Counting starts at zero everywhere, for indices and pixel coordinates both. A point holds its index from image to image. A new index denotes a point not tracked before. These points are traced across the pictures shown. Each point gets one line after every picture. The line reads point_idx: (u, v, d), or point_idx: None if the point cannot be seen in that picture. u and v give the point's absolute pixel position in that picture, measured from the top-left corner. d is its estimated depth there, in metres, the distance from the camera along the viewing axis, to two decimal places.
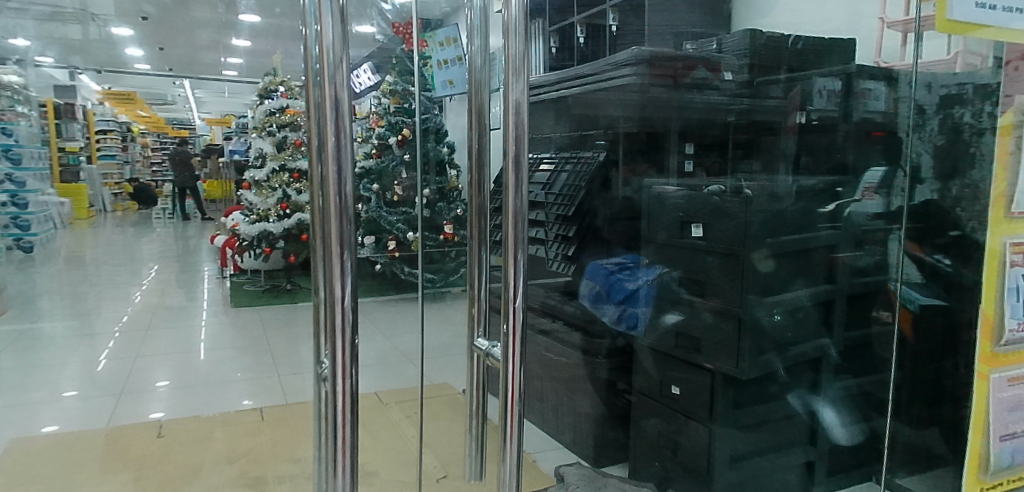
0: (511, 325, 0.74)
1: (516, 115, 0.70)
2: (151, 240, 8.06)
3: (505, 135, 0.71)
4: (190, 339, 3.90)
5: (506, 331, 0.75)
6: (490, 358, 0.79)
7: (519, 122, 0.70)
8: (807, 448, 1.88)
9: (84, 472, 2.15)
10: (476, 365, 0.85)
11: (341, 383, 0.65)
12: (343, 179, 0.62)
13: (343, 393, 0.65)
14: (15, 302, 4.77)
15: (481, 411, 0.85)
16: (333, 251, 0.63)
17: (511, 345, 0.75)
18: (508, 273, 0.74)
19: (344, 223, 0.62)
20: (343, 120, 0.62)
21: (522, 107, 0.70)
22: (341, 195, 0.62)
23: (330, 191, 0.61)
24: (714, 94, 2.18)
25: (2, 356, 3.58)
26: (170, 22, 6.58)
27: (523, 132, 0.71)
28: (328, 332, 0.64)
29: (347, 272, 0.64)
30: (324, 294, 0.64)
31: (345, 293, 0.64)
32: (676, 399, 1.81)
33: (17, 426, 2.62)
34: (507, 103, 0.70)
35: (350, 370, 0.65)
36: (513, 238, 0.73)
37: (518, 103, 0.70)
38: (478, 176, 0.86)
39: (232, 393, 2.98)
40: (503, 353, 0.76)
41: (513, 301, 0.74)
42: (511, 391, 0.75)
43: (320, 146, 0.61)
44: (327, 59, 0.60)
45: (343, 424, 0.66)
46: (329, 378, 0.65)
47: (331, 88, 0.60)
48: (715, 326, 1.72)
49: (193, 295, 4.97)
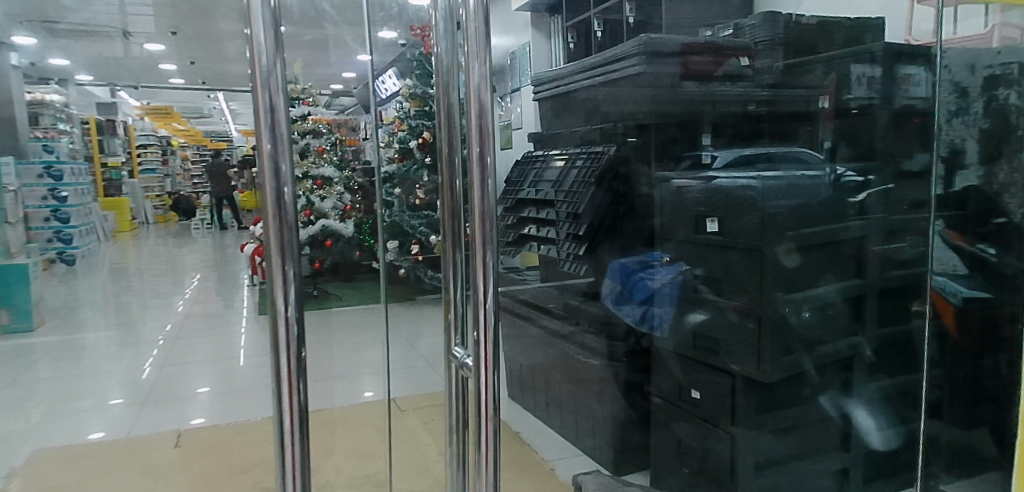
0: (481, 334, 0.69)
1: (482, 111, 0.65)
2: (191, 250, 8.24)
3: (470, 133, 0.66)
4: (227, 347, 3.94)
5: (477, 337, 0.70)
6: (464, 368, 0.75)
7: (484, 117, 0.65)
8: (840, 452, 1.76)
9: (111, 478, 2.19)
10: (453, 376, 0.81)
11: (289, 395, 0.64)
12: (283, 189, 0.61)
13: (291, 403, 0.64)
14: (58, 313, 4.89)
15: (462, 427, 0.80)
16: (275, 259, 0.61)
17: (481, 355, 0.69)
18: (476, 273, 0.69)
19: (285, 230, 0.61)
20: (281, 127, 0.60)
21: (486, 99, 0.65)
22: (279, 202, 0.60)
23: (267, 198, 0.60)
24: (738, 81, 2.11)
25: (46, 365, 3.66)
26: (202, 37, 6.70)
27: (488, 131, 0.66)
28: (273, 344, 0.64)
29: (292, 279, 0.63)
30: (271, 305, 0.63)
31: (289, 304, 0.63)
32: (696, 404, 1.73)
33: (54, 436, 2.65)
34: (468, 100, 0.65)
35: (299, 377, 0.64)
36: (480, 238, 0.67)
37: (484, 98, 0.65)
38: (451, 180, 0.82)
39: (262, 399, 2.97)
40: (474, 362, 0.71)
41: (484, 308, 0.69)
42: (482, 405, 0.69)
43: (256, 150, 0.60)
44: (259, 66, 0.59)
45: (291, 435, 0.65)
46: (275, 388, 0.64)
47: (265, 91, 0.59)
48: (733, 326, 1.63)
49: (230, 303, 5.03)
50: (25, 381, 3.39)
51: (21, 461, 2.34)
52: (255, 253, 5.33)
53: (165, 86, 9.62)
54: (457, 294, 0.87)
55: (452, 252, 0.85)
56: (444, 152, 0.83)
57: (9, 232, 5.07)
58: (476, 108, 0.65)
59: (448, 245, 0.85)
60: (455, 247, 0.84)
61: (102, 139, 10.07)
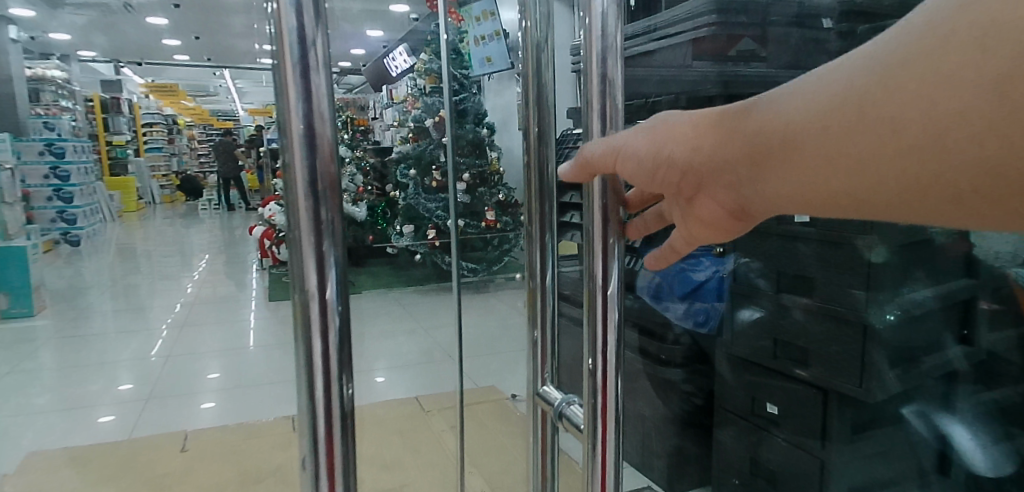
0: (599, 364, 0.55)
1: (607, 85, 0.54)
2: (200, 230, 8.07)
3: (590, 118, 0.56)
4: (238, 333, 3.78)
5: (592, 368, 0.55)
6: (563, 420, 0.67)
7: (608, 99, 0.55)
8: (933, 479, 1.44)
9: (107, 486, 2.03)
10: (539, 413, 0.74)
11: (326, 419, 0.44)
12: (322, 196, 0.42)
13: (331, 463, 0.44)
14: (62, 295, 4.73)
15: (547, 466, 0.75)
16: (311, 273, 0.42)
17: (598, 385, 0.55)
18: (593, 266, 0.55)
19: (324, 240, 0.42)
20: (322, 107, 0.41)
21: (613, 73, 0.54)
22: (317, 211, 0.42)
23: (301, 208, 0.41)
24: (754, 62, 1.58)
25: (54, 349, 3.54)
26: (205, 10, 6.47)
27: (614, 107, 0.55)
28: (308, 409, 0.44)
29: (331, 268, 0.43)
30: (305, 356, 0.44)
31: (330, 355, 0.43)
32: (775, 421, 1.51)
33: (63, 423, 2.54)
34: (586, 71, 0.55)
35: (341, 401, 0.45)
36: (598, 230, 0.54)
37: (609, 72, 0.54)
38: (543, 165, 0.70)
39: (274, 394, 2.79)
40: (586, 391, 0.56)
41: (602, 300, 0.54)
42: (599, 429, 0.56)
43: (281, 112, 0.41)
44: (288, 31, 0.40)
45: (333, 473, 0.45)
46: (308, 427, 0.44)
47: (299, 63, 0.40)
48: (828, 334, 1.35)
49: (241, 287, 4.85)
50: (28, 367, 3.25)
51: (14, 466, 2.19)
52: (264, 234, 5.14)
53: (169, 62, 9.40)
54: (543, 283, 0.73)
55: (539, 239, 0.72)
56: (531, 141, 0.71)
57: (9, 212, 4.91)
58: (599, 82, 0.54)
59: (534, 233, 0.72)
60: (545, 245, 0.72)
61: (107, 117, 9.93)
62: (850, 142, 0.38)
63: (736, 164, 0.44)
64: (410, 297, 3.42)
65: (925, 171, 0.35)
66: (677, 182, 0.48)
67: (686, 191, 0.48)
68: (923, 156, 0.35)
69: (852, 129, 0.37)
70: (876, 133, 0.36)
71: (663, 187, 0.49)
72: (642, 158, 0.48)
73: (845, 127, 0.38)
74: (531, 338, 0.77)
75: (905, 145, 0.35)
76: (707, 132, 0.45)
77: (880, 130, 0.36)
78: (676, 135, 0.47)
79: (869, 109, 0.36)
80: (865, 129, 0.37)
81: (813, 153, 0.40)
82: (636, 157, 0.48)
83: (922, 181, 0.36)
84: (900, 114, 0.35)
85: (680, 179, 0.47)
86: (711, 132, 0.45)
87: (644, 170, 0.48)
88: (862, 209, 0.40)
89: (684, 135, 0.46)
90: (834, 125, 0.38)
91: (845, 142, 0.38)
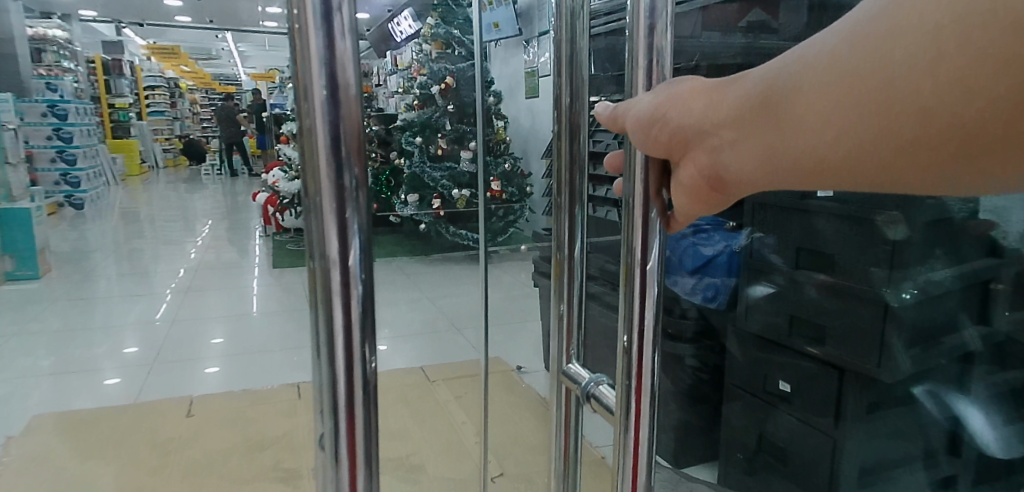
0: (633, 342, 0.51)
1: (655, 54, 0.47)
2: (204, 195, 8.05)
3: (634, 80, 0.49)
4: (242, 299, 3.79)
5: (627, 345, 0.52)
6: (592, 400, 0.66)
7: (655, 73, 0.47)
8: (943, 459, 1.41)
9: (112, 449, 2.05)
10: (565, 390, 0.73)
11: (347, 389, 0.42)
12: (343, 163, 0.39)
13: (353, 438, 0.43)
14: (67, 258, 4.73)
15: (570, 447, 0.74)
16: (330, 244, 0.40)
17: (632, 365, 0.51)
18: (632, 236, 0.49)
19: (347, 207, 0.40)
20: (347, 69, 0.38)
21: (664, 27, 0.46)
22: (338, 179, 0.39)
23: (322, 177, 0.39)
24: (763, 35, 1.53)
25: (59, 311, 3.56)
26: None
27: (661, 68, 0.47)
28: (327, 383, 0.42)
29: (354, 237, 0.41)
30: (326, 330, 0.41)
31: (352, 329, 0.41)
32: (788, 398, 1.50)
33: (69, 384, 2.56)
34: (633, 29, 0.47)
35: (363, 375, 0.43)
36: (642, 199, 0.49)
37: (658, 39, 0.47)
38: (575, 136, 0.67)
39: (278, 360, 2.81)
40: (620, 371, 0.53)
41: (641, 273, 0.50)
42: (630, 412, 0.52)
43: (304, 73, 0.38)
44: None
45: (354, 447, 0.43)
46: (329, 403, 0.42)
47: (322, 27, 0.37)
48: (845, 313, 1.34)
49: (244, 255, 4.84)
50: (35, 329, 3.27)
51: (20, 428, 2.20)
52: (269, 201, 5.14)
53: (170, 23, 9.29)
54: (571, 254, 0.71)
55: (569, 211, 0.70)
56: (562, 110, 0.68)
57: (12, 174, 4.89)
58: (646, 52, 0.47)
59: (564, 204, 0.70)
60: (574, 217, 0.70)
61: (110, 79, 9.84)
62: (859, 105, 0.37)
63: (731, 128, 0.42)
64: (414, 267, 3.40)
65: (933, 132, 0.36)
66: (668, 146, 0.44)
67: (671, 156, 0.45)
68: (935, 122, 0.36)
69: (861, 92, 0.37)
70: (884, 93, 0.36)
71: (654, 151, 0.45)
72: (641, 118, 0.45)
73: (853, 88, 0.37)
74: (557, 313, 0.74)
75: (914, 109, 0.36)
76: (703, 93, 0.43)
77: (892, 90, 0.36)
78: (671, 95, 0.44)
79: (877, 66, 0.36)
80: (872, 90, 0.37)
81: (820, 115, 0.39)
82: (635, 115, 0.45)
83: (924, 143, 0.37)
84: (911, 75, 0.35)
85: (671, 143, 0.44)
86: (713, 95, 0.43)
87: (642, 129, 0.45)
88: (854, 174, 0.40)
89: (685, 95, 0.44)
90: (844, 86, 0.37)
91: (854, 104, 0.37)
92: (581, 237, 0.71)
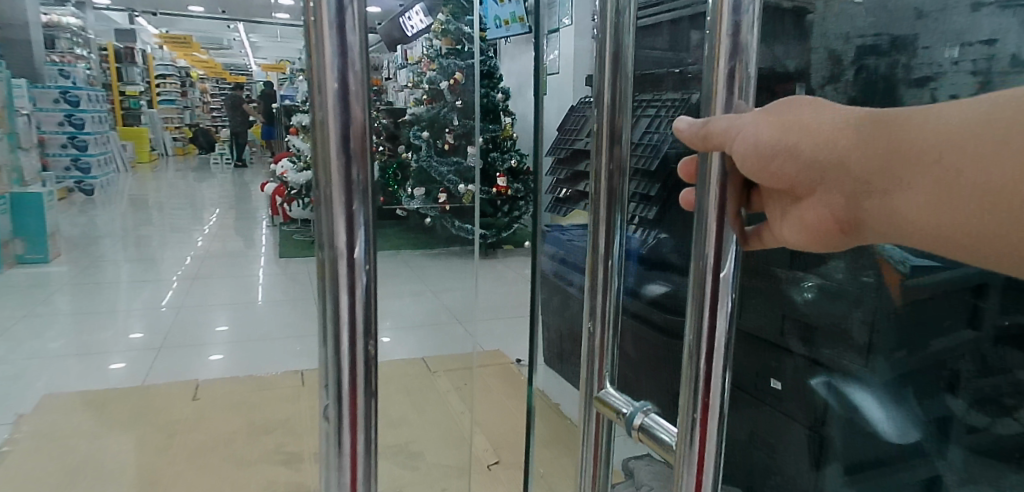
0: (703, 367, 0.46)
1: (739, 56, 0.43)
2: (212, 184, 8.13)
3: (713, 86, 0.44)
4: (248, 287, 3.83)
5: (693, 371, 0.47)
6: (639, 431, 0.63)
7: (738, 76, 0.43)
8: None
9: (115, 430, 2.09)
10: (597, 414, 0.72)
11: (349, 368, 0.45)
12: (353, 160, 0.42)
13: (356, 413, 0.46)
14: (76, 243, 4.79)
15: (598, 467, 0.73)
16: (340, 229, 0.43)
17: (699, 390, 0.47)
18: (708, 245, 0.45)
19: (356, 197, 0.43)
20: (355, 67, 0.41)
21: (748, 28, 0.43)
22: (349, 175, 0.42)
23: (333, 172, 0.42)
24: None
25: (67, 294, 3.62)
26: None
27: (745, 72, 0.43)
28: (332, 360, 0.45)
29: (360, 225, 0.44)
30: (334, 312, 0.45)
31: (355, 313, 0.44)
32: None
33: (76, 367, 2.61)
34: (713, 32, 0.44)
35: (365, 357, 0.46)
36: (716, 217, 0.44)
37: (744, 37, 0.43)
38: (615, 141, 0.67)
39: (283, 349, 2.85)
40: (684, 401, 0.48)
41: (711, 292, 0.45)
42: (694, 443, 0.48)
43: (318, 70, 0.41)
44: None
45: (354, 419, 0.46)
46: (333, 382, 0.46)
47: (335, 23, 0.40)
48: None
49: (251, 244, 4.88)
50: (43, 311, 3.33)
51: (28, 408, 2.24)
52: (278, 191, 5.20)
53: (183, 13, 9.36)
54: (608, 264, 0.70)
55: (607, 220, 0.69)
56: (603, 116, 0.67)
57: (25, 159, 4.96)
58: (730, 55, 0.43)
59: (602, 215, 0.69)
60: (611, 226, 0.69)
61: (121, 67, 9.89)
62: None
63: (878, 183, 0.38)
64: (417, 260, 3.43)
65: None
66: (794, 180, 0.40)
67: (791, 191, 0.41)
68: None
69: None
70: None
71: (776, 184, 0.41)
72: (763, 143, 0.40)
73: None
74: (588, 330, 0.73)
75: None
76: (846, 131, 0.38)
77: None
78: (805, 126, 0.39)
79: None
80: None
81: (979, 199, 0.35)
82: (753, 141, 0.40)
83: None
84: None
85: (798, 182, 0.40)
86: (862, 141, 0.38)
87: (756, 160, 0.40)
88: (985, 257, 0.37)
89: (828, 132, 0.39)
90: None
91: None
92: (619, 248, 0.70)
